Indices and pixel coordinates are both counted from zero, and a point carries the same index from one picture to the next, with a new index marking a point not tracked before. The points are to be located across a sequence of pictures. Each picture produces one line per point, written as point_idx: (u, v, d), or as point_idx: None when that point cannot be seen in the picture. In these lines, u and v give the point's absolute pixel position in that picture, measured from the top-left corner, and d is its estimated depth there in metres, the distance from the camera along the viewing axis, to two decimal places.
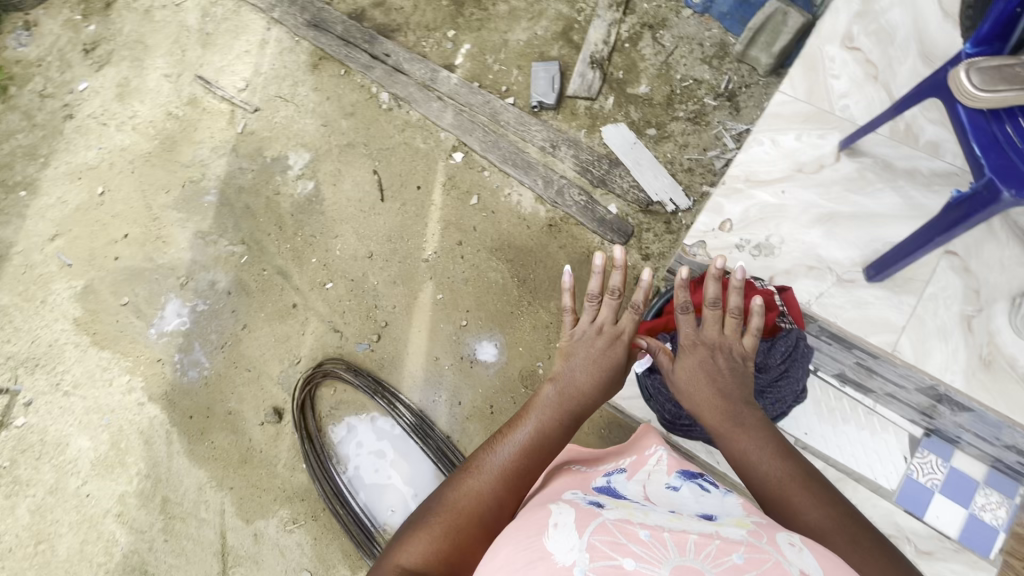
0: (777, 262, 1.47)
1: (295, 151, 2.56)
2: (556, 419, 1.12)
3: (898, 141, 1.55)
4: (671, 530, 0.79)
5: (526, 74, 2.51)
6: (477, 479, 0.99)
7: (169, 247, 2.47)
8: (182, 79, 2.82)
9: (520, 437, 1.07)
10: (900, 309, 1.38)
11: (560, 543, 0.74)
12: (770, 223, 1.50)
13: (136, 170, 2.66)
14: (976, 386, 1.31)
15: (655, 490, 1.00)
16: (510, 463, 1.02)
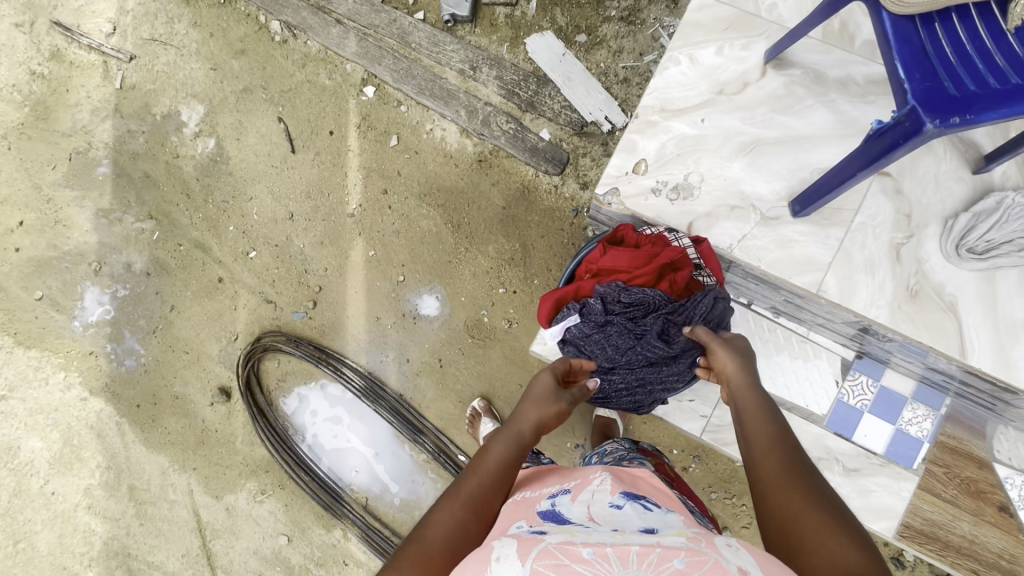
0: (696, 204, 1.41)
1: (187, 104, 2.25)
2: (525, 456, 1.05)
3: (832, 44, 1.42)
4: (614, 543, 0.75)
5: None
6: (453, 507, 0.89)
7: (72, 231, 2.25)
8: (37, 26, 2.39)
9: (495, 471, 0.97)
10: (825, 245, 1.37)
11: (501, 573, 0.70)
12: (689, 159, 1.43)
13: (12, 146, 2.34)
14: (900, 319, 1.34)
15: (600, 506, 0.92)
16: (487, 497, 0.93)
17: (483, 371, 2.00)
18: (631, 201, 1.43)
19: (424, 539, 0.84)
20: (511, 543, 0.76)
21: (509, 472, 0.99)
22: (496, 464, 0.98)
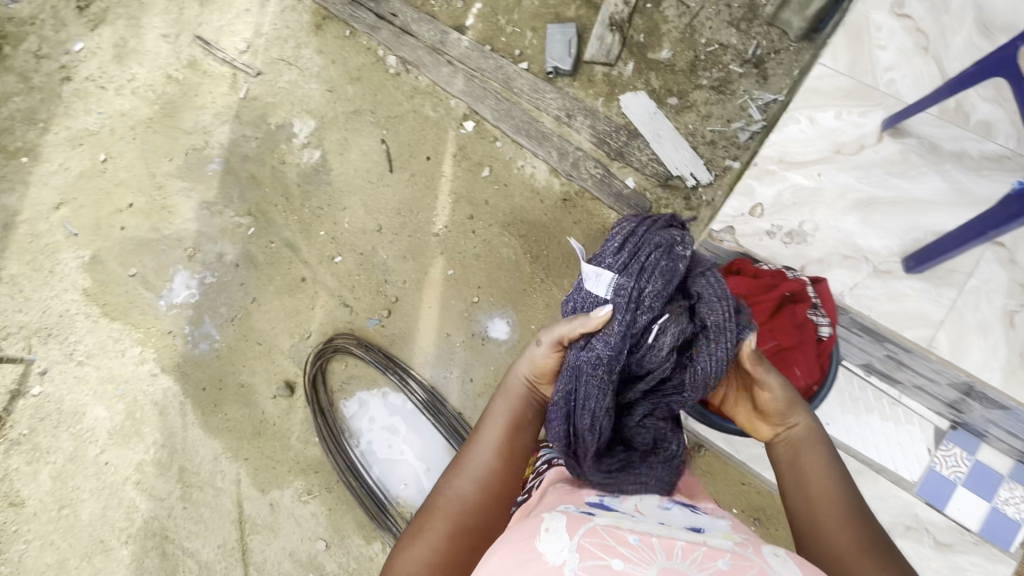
0: (809, 249, 1.53)
1: (299, 118, 2.46)
2: (523, 409, 1.13)
3: (946, 121, 1.58)
4: (662, 535, 0.81)
5: (540, 37, 2.37)
6: (463, 485, 1.03)
7: (175, 217, 2.42)
8: (181, 40, 2.70)
9: (493, 436, 1.08)
10: (937, 302, 1.44)
11: (550, 543, 0.76)
12: (805, 208, 1.56)
13: (137, 136, 2.58)
14: (1013, 384, 1.36)
15: (643, 501, 0.96)
16: (490, 465, 1.05)
17: None
18: (745, 239, 1.56)
19: (433, 513, 1.00)
20: (562, 520, 0.82)
21: (507, 435, 1.08)
22: (492, 431, 1.09)
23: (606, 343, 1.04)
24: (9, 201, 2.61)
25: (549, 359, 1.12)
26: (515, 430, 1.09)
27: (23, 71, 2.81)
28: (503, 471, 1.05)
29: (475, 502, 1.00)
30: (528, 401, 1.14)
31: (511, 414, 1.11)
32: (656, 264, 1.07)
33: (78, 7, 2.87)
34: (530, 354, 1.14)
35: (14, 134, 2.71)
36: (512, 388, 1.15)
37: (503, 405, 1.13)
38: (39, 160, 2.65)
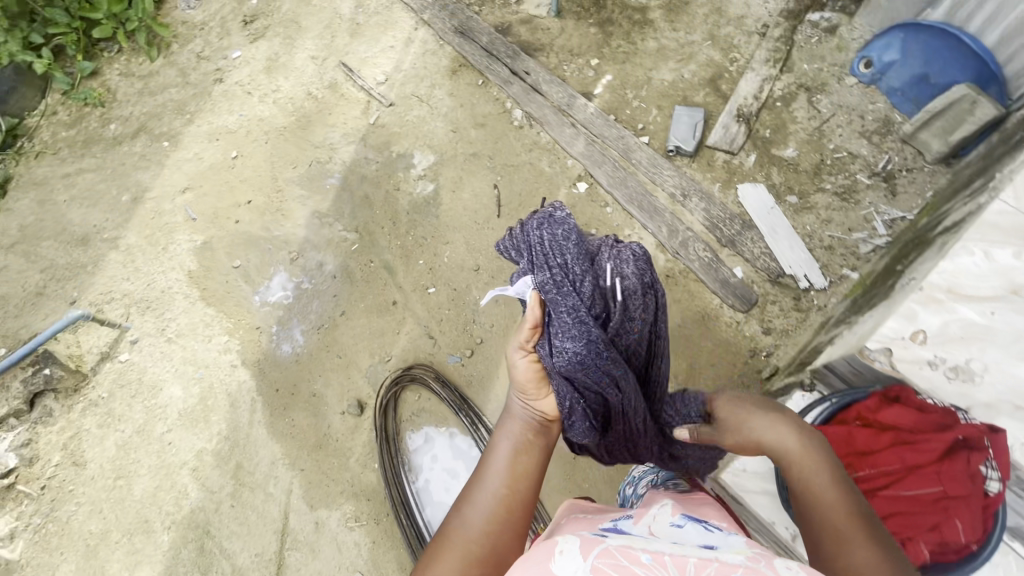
0: (980, 393, 1.21)
1: (420, 151, 2.58)
2: (524, 432, 1.12)
3: None
4: (671, 552, 0.76)
5: (665, 115, 2.43)
6: (475, 516, 0.97)
7: (287, 221, 2.55)
8: (327, 63, 2.93)
9: (499, 461, 1.07)
10: None
11: (563, 564, 0.73)
12: (977, 345, 1.21)
13: (269, 141, 2.78)
14: None
15: (660, 527, 0.91)
16: (498, 487, 1.02)
17: (613, 475, 1.99)
18: (902, 366, 1.26)
19: (444, 546, 0.94)
20: (573, 541, 0.78)
21: (511, 457, 1.07)
22: (496, 456, 1.07)
23: (565, 324, 1.09)
24: (143, 178, 2.84)
25: (528, 368, 1.15)
26: (520, 454, 1.08)
27: (184, 67, 3.11)
28: (513, 497, 1.01)
29: (484, 527, 0.95)
30: (529, 427, 1.14)
31: (515, 439, 1.10)
32: (571, 260, 1.12)
33: (244, 21, 3.20)
34: (512, 366, 1.16)
35: (162, 120, 2.98)
36: (511, 416, 1.16)
37: (507, 432, 1.13)
38: (177, 147, 2.88)
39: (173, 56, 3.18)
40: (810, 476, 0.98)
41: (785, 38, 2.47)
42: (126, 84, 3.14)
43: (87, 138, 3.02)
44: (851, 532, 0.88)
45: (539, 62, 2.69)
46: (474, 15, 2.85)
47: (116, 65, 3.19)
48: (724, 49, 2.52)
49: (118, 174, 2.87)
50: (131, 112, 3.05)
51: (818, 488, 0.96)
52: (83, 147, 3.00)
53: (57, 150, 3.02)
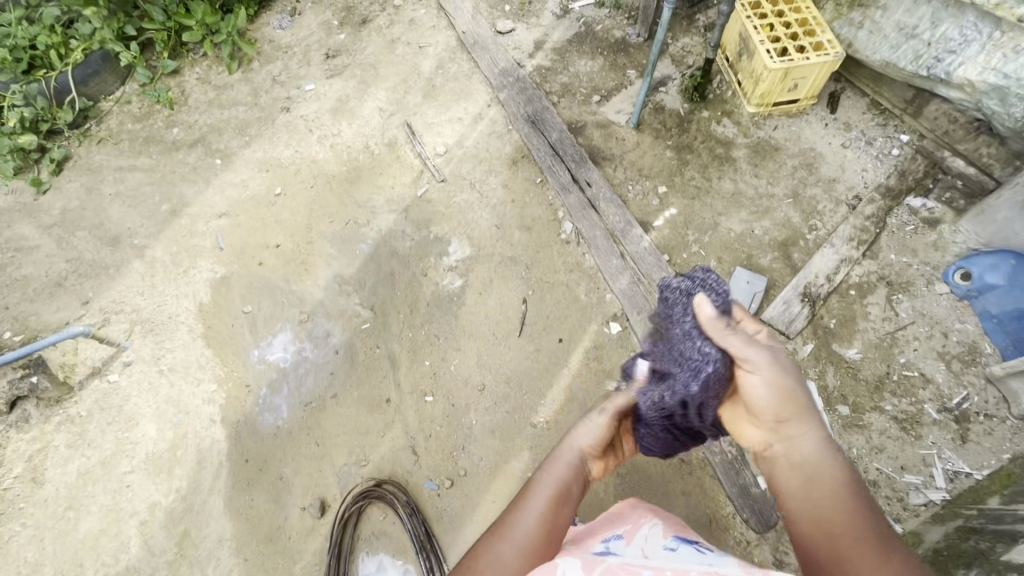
0: None
1: (458, 239, 2.46)
2: (570, 484, 1.13)
3: None
4: (673, 567, 0.87)
5: (724, 270, 2.23)
6: (506, 551, 1.00)
7: (307, 277, 2.46)
8: (393, 118, 2.87)
9: (536, 504, 1.08)
10: None
11: None
12: None
13: (315, 186, 2.72)
14: None
15: (654, 550, 1.02)
16: (535, 530, 1.03)
17: None
18: None
19: None
20: (572, 565, 0.91)
21: (553, 506, 1.08)
22: (536, 499, 1.08)
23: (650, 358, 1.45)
24: (187, 192, 2.83)
25: (604, 429, 1.24)
26: (561, 501, 1.09)
27: (257, 87, 3.12)
28: (548, 542, 1.03)
29: (517, 573, 0.97)
30: (575, 479, 1.15)
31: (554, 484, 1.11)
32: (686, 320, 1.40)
33: (327, 53, 3.19)
34: (589, 425, 1.23)
35: (222, 137, 2.98)
36: (562, 462, 1.16)
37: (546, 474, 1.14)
38: (228, 168, 2.87)
39: (251, 72, 3.20)
40: (815, 470, 0.97)
41: (877, 218, 2.24)
42: (200, 90, 3.17)
43: (149, 135, 3.05)
44: (856, 535, 0.86)
45: (604, 173, 2.54)
46: (551, 107, 2.72)
47: (196, 69, 3.23)
48: (806, 212, 2.31)
49: (166, 181, 2.88)
50: (196, 120, 3.07)
51: (819, 483, 0.95)
52: (143, 144, 3.02)
53: (118, 140, 3.07)
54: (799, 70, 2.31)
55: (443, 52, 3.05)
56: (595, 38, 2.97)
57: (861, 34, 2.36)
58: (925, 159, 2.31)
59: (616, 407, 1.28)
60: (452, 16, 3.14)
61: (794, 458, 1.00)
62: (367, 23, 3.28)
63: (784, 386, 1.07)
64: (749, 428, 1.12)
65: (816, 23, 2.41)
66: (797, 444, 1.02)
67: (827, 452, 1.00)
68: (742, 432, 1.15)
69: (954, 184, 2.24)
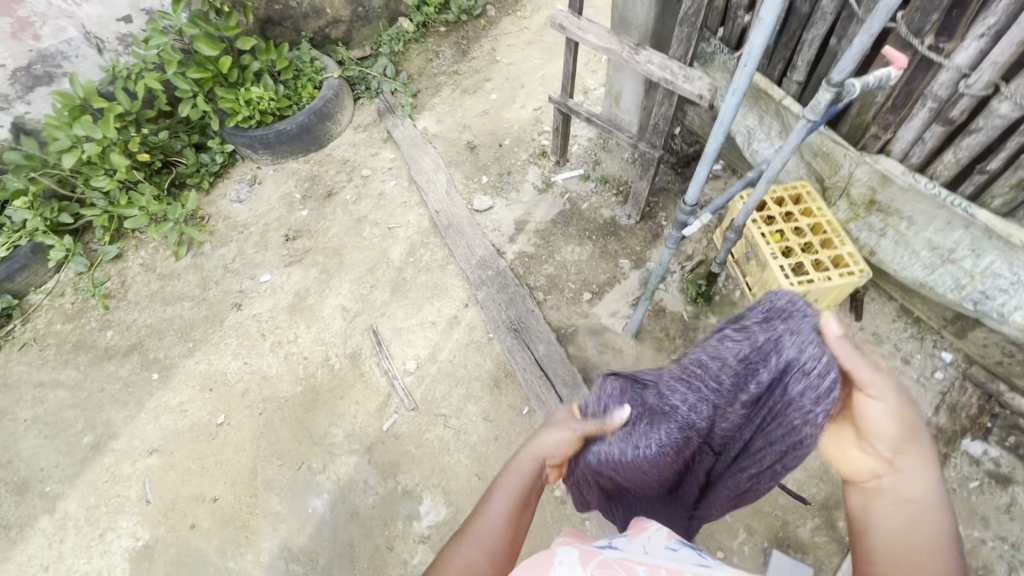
0: None
1: (431, 494, 2.05)
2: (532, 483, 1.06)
3: None
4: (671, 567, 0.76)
5: (756, 546, 1.83)
6: (475, 553, 0.94)
7: (249, 548, 2.02)
8: (357, 321, 2.52)
9: (502, 506, 1.01)
10: None
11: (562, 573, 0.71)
12: None
13: (264, 414, 2.32)
14: None
15: (655, 544, 0.91)
16: (495, 531, 0.98)
17: None
18: None
19: None
20: (572, 550, 0.77)
21: (519, 508, 1.02)
22: (499, 505, 1.01)
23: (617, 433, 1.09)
24: (115, 417, 2.42)
25: (567, 444, 1.11)
26: (523, 507, 1.03)
27: (207, 277, 2.78)
28: (507, 533, 0.99)
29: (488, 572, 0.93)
30: (537, 476, 1.07)
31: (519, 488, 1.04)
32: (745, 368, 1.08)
33: (286, 234, 2.88)
34: (555, 432, 1.11)
35: (161, 342, 2.60)
36: (525, 461, 1.06)
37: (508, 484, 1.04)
38: (165, 385, 2.47)
39: (201, 257, 2.86)
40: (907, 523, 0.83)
41: None
42: (142, 280, 2.82)
43: (79, 339, 2.67)
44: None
45: None
46: (536, 309, 2.38)
47: (141, 253, 2.90)
48: None
49: (92, 403, 2.47)
50: (134, 319, 2.70)
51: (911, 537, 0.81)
52: (71, 352, 2.63)
53: (43, 345, 2.68)
54: (819, 290, 2.00)
55: (414, 235, 2.76)
56: (582, 218, 2.69)
57: (885, 242, 2.07)
58: (975, 388, 2.00)
59: (590, 429, 1.10)
60: (424, 190, 2.87)
61: (896, 501, 0.85)
62: (333, 196, 3.00)
63: (904, 421, 0.90)
64: (852, 447, 0.93)
65: (831, 230, 2.11)
66: (905, 485, 0.86)
67: (921, 488, 0.85)
68: (850, 461, 0.92)
69: (1017, 423, 1.91)
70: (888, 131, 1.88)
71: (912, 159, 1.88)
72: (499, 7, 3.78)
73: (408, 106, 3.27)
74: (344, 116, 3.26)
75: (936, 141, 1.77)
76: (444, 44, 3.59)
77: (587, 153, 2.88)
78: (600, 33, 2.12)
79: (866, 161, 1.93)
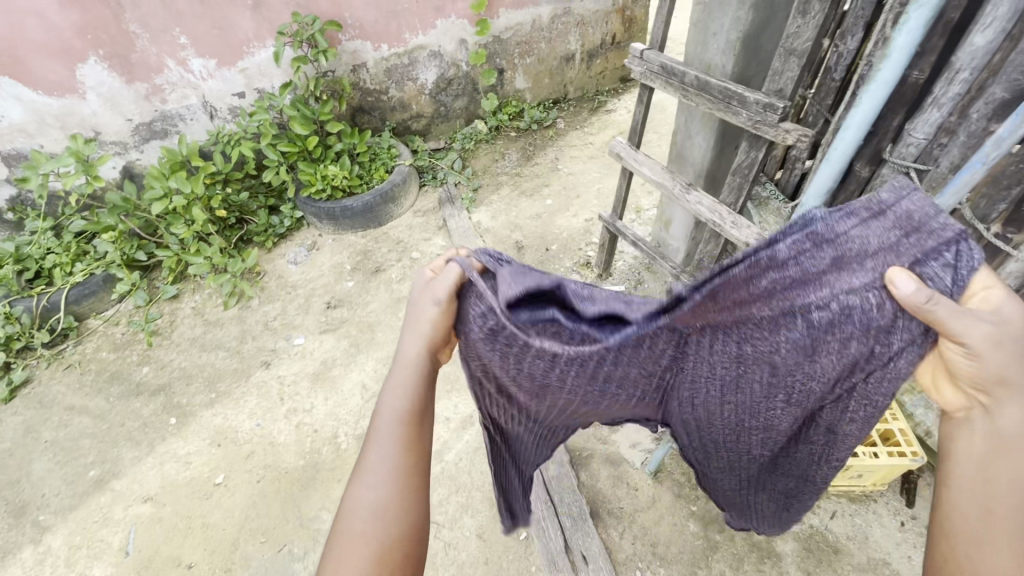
0: None
1: None
2: (416, 387, 1.01)
3: None
4: None
5: None
6: (366, 491, 0.92)
7: None
8: (373, 402, 2.51)
9: (389, 428, 0.98)
10: None
11: None
12: None
13: (262, 480, 2.28)
14: None
15: None
16: (394, 464, 0.95)
17: None
18: None
19: (346, 529, 0.90)
20: None
21: (404, 428, 0.98)
22: (387, 431, 0.97)
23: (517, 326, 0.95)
24: (124, 455, 2.45)
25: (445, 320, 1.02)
26: (417, 421, 1.00)
27: (246, 332, 2.89)
28: (404, 467, 0.96)
29: (381, 501, 0.92)
30: (421, 377, 1.02)
31: (404, 402, 0.99)
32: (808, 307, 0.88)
33: (328, 302, 3.00)
34: (422, 316, 1.03)
35: (188, 388, 2.67)
36: (405, 372, 1.01)
37: (389, 402, 1.00)
38: (179, 431, 2.50)
39: (247, 310, 3.01)
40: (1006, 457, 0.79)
41: None
42: (189, 323, 2.98)
43: (117, 370, 2.80)
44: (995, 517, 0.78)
45: (606, 538, 1.99)
46: None
47: (195, 296, 3.10)
48: None
49: (109, 436, 2.53)
50: (170, 360, 2.81)
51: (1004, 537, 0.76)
52: (106, 381, 2.75)
53: (84, 370, 2.82)
54: (864, 467, 1.80)
55: None
56: None
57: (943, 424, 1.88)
58: None
59: (449, 296, 1.00)
60: None
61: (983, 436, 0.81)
62: (380, 272, 3.13)
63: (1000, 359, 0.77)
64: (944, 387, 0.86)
65: (882, 401, 1.93)
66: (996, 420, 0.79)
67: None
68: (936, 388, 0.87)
69: None
70: None
71: None
72: (569, 121, 4.07)
73: (467, 199, 3.47)
74: (407, 200, 3.48)
75: None
76: (511, 148, 3.85)
77: (631, 271, 2.89)
78: (654, 167, 2.21)
79: None
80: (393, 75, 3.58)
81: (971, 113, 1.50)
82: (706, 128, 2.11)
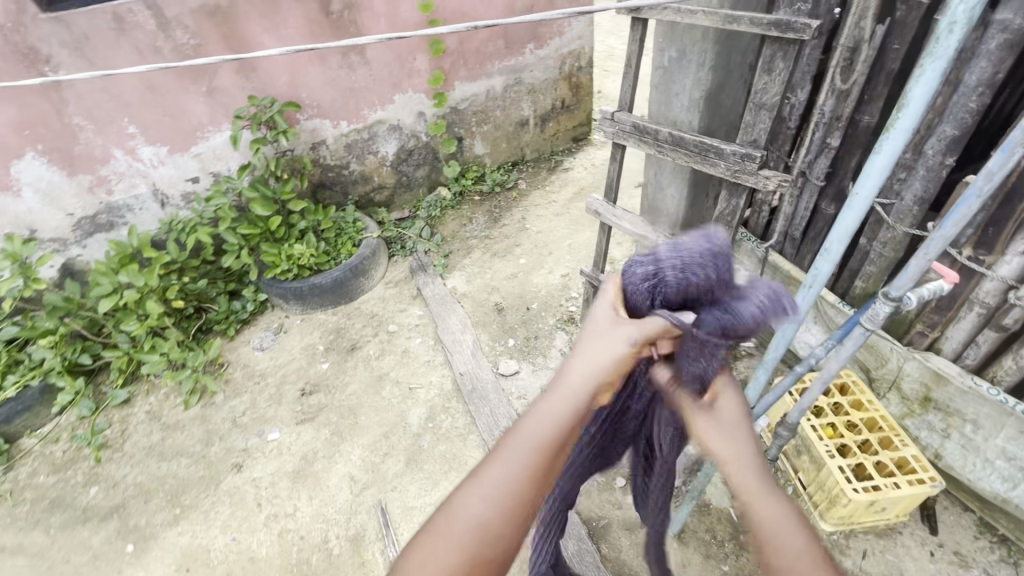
0: None
1: None
2: (578, 412, 0.82)
3: None
4: None
5: None
6: (473, 501, 0.76)
7: None
8: (364, 495, 2.29)
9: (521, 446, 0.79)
10: None
11: None
12: None
13: None
14: None
15: None
16: (512, 487, 0.77)
17: None
18: None
19: (438, 531, 0.75)
20: None
21: (535, 454, 0.79)
22: (520, 450, 0.79)
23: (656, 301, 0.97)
24: None
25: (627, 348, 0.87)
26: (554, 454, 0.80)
27: (212, 432, 2.62)
28: (521, 498, 0.77)
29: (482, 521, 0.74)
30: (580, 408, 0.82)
31: (562, 427, 0.80)
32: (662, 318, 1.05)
33: (303, 388, 2.79)
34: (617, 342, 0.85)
35: (146, 506, 2.35)
36: (566, 390, 0.82)
37: (549, 425, 0.80)
38: (138, 561, 2.17)
39: (212, 408, 2.74)
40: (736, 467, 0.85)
41: None
42: (144, 429, 2.67)
43: (58, 496, 2.43)
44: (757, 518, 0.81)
45: None
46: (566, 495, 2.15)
47: (149, 398, 2.81)
48: None
49: None
50: (123, 475, 2.48)
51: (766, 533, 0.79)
52: (44, 511, 2.38)
53: (18, 501, 2.43)
54: (889, 500, 1.78)
55: (436, 398, 2.64)
56: None
57: (950, 445, 1.90)
58: None
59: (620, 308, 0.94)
60: (449, 350, 2.82)
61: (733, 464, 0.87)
62: (356, 350, 2.97)
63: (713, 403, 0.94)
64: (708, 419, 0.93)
65: (888, 428, 1.95)
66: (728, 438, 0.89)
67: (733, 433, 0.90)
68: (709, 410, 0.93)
69: None
70: (936, 330, 1.84)
71: (965, 361, 1.82)
72: (530, 182, 4.18)
73: (439, 265, 3.41)
74: (377, 272, 3.38)
75: (991, 345, 1.72)
76: (478, 212, 3.88)
77: None
78: (633, 221, 2.26)
79: (916, 357, 1.86)
80: (353, 150, 3.58)
81: (926, 149, 1.63)
82: (678, 180, 2.19)
